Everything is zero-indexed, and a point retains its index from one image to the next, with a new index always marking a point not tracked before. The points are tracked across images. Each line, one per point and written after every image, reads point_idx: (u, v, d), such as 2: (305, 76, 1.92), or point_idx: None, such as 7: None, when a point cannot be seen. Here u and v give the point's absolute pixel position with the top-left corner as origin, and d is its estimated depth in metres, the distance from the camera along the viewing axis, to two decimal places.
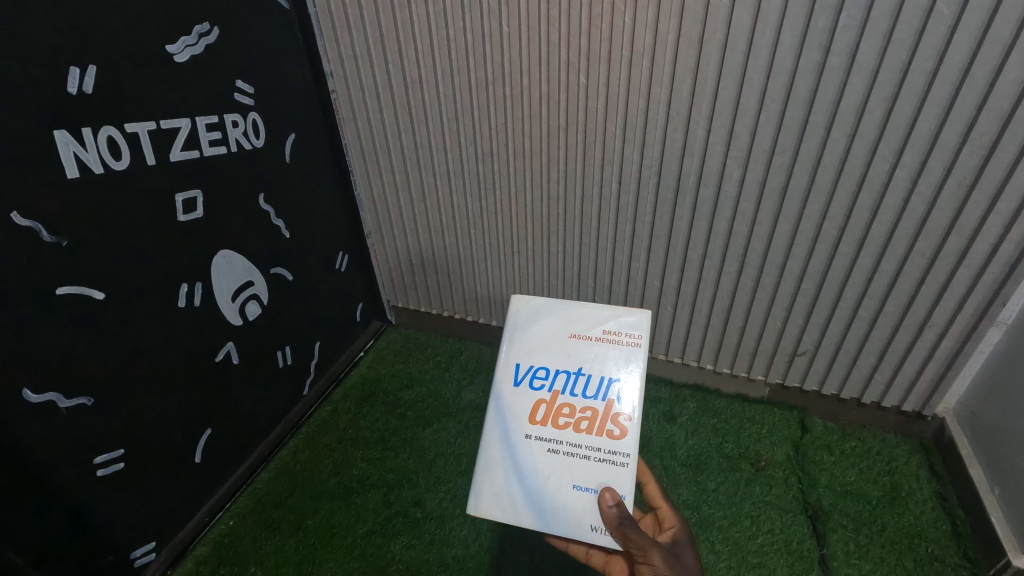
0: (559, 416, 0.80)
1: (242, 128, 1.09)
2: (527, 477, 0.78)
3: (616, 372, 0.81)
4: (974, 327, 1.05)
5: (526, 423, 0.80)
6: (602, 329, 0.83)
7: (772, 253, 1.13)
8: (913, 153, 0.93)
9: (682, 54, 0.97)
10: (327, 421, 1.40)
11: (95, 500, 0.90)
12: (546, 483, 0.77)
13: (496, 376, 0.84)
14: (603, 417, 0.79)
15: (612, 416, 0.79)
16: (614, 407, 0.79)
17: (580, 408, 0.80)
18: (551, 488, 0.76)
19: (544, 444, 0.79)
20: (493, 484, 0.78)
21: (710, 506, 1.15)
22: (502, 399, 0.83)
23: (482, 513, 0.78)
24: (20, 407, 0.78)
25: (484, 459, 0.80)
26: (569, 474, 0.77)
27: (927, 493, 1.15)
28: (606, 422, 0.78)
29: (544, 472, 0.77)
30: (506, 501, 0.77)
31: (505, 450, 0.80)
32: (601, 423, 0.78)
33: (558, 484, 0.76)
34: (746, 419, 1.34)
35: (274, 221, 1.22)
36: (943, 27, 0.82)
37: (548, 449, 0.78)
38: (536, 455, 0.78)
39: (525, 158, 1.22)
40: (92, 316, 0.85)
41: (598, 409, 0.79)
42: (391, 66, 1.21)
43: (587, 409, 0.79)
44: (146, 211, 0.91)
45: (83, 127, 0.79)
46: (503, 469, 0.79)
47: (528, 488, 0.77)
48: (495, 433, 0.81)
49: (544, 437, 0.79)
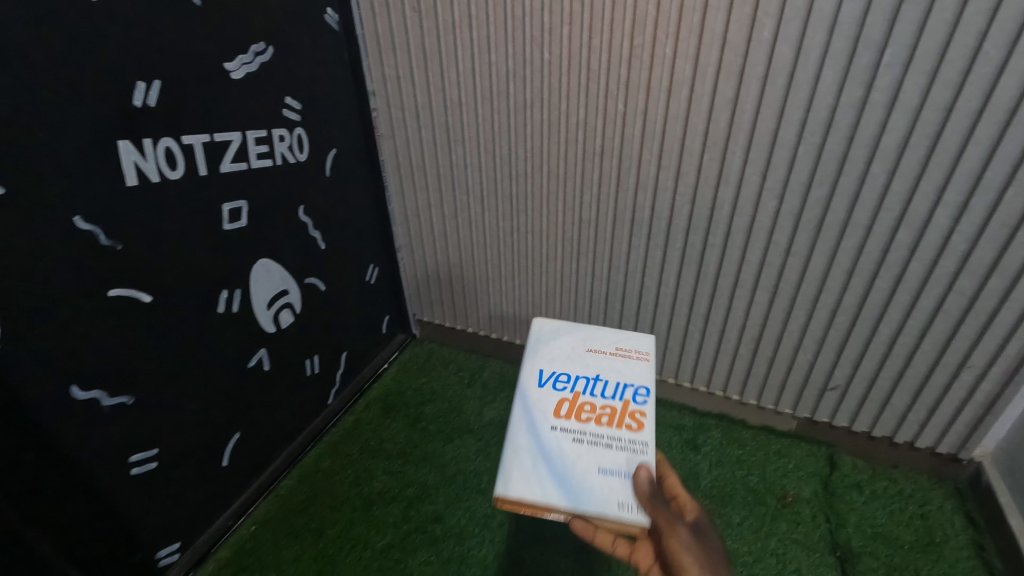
0: (581, 412, 0.81)
1: (288, 142, 1.13)
2: (553, 463, 0.75)
3: (632, 377, 0.85)
4: (1016, 370, 1.02)
5: (550, 416, 0.80)
6: (616, 344, 0.90)
7: (806, 284, 1.12)
8: (956, 191, 0.92)
9: (720, 87, 0.98)
10: (351, 432, 1.41)
11: (126, 498, 0.93)
12: (574, 469, 0.75)
13: (519, 378, 0.86)
14: (623, 413, 0.80)
15: (631, 412, 0.80)
16: (631, 405, 0.81)
17: (600, 406, 0.81)
18: (578, 472, 0.74)
19: (569, 435, 0.78)
20: (521, 469, 0.75)
21: (734, 540, 1.13)
22: (525, 395, 0.83)
23: (509, 497, 0.73)
24: (68, 403, 0.81)
25: (510, 446, 0.77)
26: (595, 461, 0.76)
27: (963, 540, 1.11)
28: (626, 418, 0.80)
29: (571, 458, 0.76)
30: (535, 491, 0.73)
31: (531, 439, 0.78)
32: (620, 418, 0.80)
33: (585, 470, 0.75)
34: (773, 452, 1.31)
35: (311, 232, 1.25)
36: (990, 68, 0.82)
37: (572, 438, 0.78)
38: (561, 443, 0.77)
39: (559, 179, 1.23)
40: (139, 318, 0.89)
41: (618, 407, 0.81)
42: (432, 88, 1.24)
43: (607, 407, 0.81)
44: (195, 219, 0.95)
45: (144, 137, 0.84)
46: (529, 455, 0.76)
47: (556, 472, 0.74)
48: (520, 424, 0.80)
49: (568, 429, 0.79)
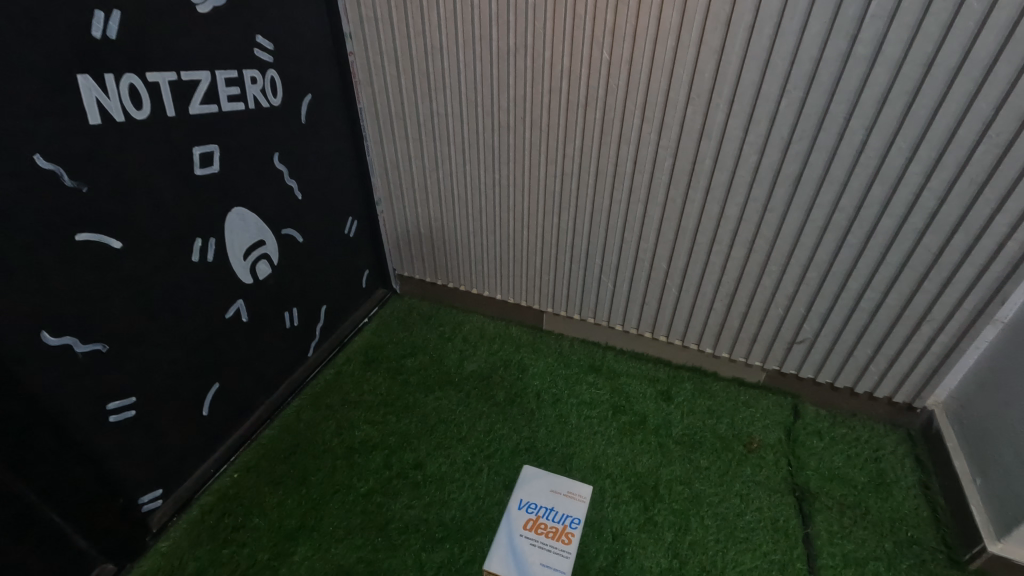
0: (539, 527, 1.10)
1: (261, 85, 1.08)
2: (516, 558, 1.05)
3: (573, 511, 1.13)
4: (973, 323, 1.07)
5: (521, 526, 1.10)
6: (571, 489, 1.17)
7: (781, 239, 1.15)
8: (929, 148, 0.94)
9: (707, 36, 0.97)
10: (332, 384, 1.42)
11: (105, 445, 0.93)
12: (528, 557, 1.05)
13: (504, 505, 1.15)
14: (561, 531, 1.09)
15: (567, 532, 1.09)
16: (568, 528, 1.10)
17: (550, 526, 1.10)
18: (531, 559, 1.04)
19: (529, 540, 1.08)
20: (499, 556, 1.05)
21: (701, 482, 1.19)
22: (506, 516, 1.13)
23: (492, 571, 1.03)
24: (39, 349, 0.79)
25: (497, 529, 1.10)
26: (541, 556, 1.05)
27: (911, 481, 1.20)
28: (563, 535, 1.09)
29: (529, 552, 1.06)
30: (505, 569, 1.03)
31: (507, 538, 1.08)
32: (561, 533, 1.09)
33: (535, 559, 1.05)
34: (741, 403, 1.38)
35: (287, 181, 1.22)
36: (972, 22, 0.82)
37: (530, 542, 1.07)
38: (523, 544, 1.07)
39: (542, 131, 1.22)
40: (109, 264, 0.86)
41: (559, 527, 1.10)
42: (411, 31, 1.19)
43: (555, 526, 1.10)
44: (163, 162, 0.91)
45: (105, 72, 0.79)
46: (502, 548, 1.06)
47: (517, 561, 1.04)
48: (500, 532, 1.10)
49: (529, 536, 1.08)
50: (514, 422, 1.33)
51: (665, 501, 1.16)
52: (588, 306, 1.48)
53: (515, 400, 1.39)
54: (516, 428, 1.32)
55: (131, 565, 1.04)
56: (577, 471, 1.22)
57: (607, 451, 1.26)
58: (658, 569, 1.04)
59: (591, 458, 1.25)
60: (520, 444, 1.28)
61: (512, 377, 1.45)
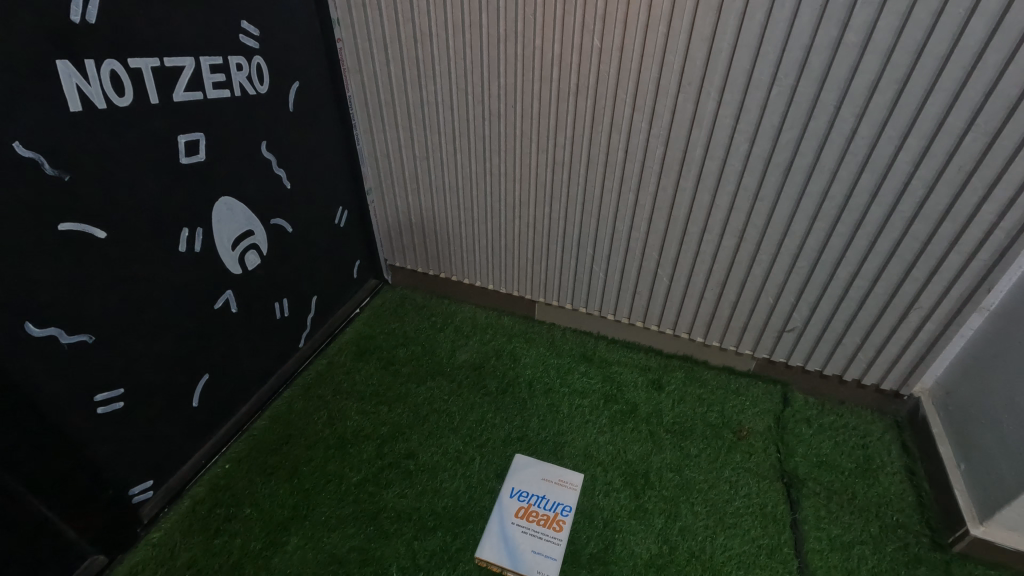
0: (530, 515, 1.12)
1: (247, 71, 1.07)
2: (508, 545, 1.07)
3: (565, 499, 1.14)
4: (959, 310, 1.08)
5: (512, 514, 1.12)
6: (561, 477, 1.19)
7: (771, 228, 1.15)
8: (919, 136, 0.94)
9: (698, 22, 0.96)
10: (324, 374, 1.42)
11: (93, 436, 0.92)
12: (520, 545, 1.07)
13: (497, 492, 1.16)
14: (552, 519, 1.11)
15: (557, 520, 1.11)
16: (558, 516, 1.11)
17: (541, 514, 1.12)
18: (523, 547, 1.06)
19: (521, 527, 1.10)
20: (491, 544, 1.07)
21: (691, 469, 1.20)
22: (498, 503, 1.14)
23: (485, 558, 1.04)
24: (23, 341, 0.78)
25: (489, 518, 1.11)
26: (532, 543, 1.07)
27: (897, 466, 1.22)
28: (554, 523, 1.10)
29: (520, 540, 1.07)
30: (497, 556, 1.05)
31: (499, 526, 1.10)
32: (552, 521, 1.11)
33: (526, 547, 1.06)
34: (731, 391, 1.39)
35: (275, 170, 1.21)
36: (962, 9, 0.81)
37: (522, 530, 1.09)
38: (514, 532, 1.09)
39: (532, 120, 1.21)
40: (94, 254, 0.85)
41: (550, 515, 1.12)
42: (400, 18, 1.17)
43: (546, 515, 1.12)
44: (148, 150, 0.90)
45: (85, 58, 0.77)
46: (494, 536, 1.08)
47: (507, 549, 1.06)
48: (491, 520, 1.11)
49: (521, 523, 1.10)
50: (506, 412, 1.33)
51: (656, 489, 1.17)
52: (579, 297, 1.48)
53: (507, 390, 1.39)
54: (508, 417, 1.32)
55: (122, 556, 1.03)
56: (568, 459, 1.23)
57: (599, 439, 1.27)
58: (648, 555, 1.05)
59: (583, 446, 1.26)
60: (512, 433, 1.28)
61: (504, 366, 1.45)
